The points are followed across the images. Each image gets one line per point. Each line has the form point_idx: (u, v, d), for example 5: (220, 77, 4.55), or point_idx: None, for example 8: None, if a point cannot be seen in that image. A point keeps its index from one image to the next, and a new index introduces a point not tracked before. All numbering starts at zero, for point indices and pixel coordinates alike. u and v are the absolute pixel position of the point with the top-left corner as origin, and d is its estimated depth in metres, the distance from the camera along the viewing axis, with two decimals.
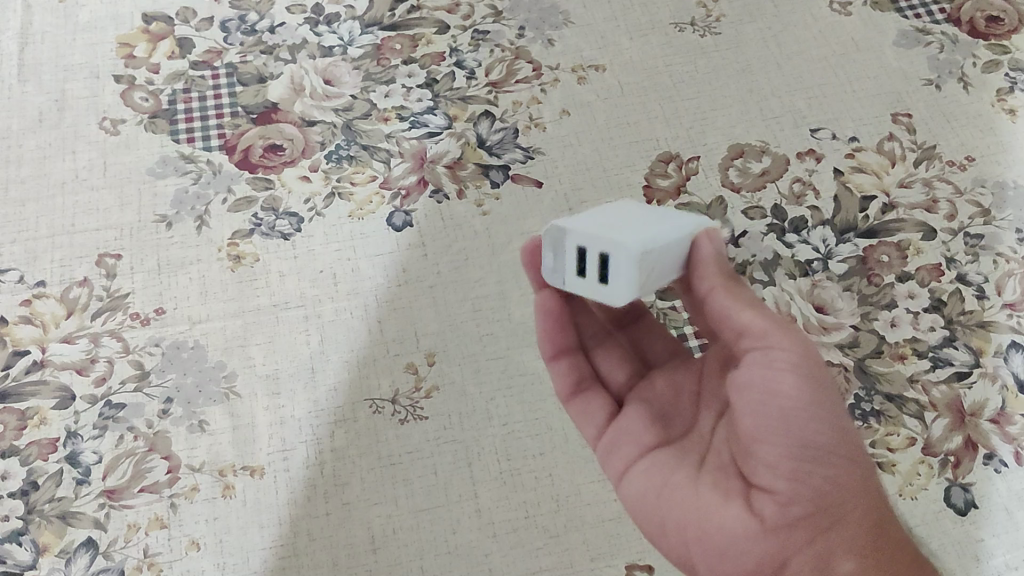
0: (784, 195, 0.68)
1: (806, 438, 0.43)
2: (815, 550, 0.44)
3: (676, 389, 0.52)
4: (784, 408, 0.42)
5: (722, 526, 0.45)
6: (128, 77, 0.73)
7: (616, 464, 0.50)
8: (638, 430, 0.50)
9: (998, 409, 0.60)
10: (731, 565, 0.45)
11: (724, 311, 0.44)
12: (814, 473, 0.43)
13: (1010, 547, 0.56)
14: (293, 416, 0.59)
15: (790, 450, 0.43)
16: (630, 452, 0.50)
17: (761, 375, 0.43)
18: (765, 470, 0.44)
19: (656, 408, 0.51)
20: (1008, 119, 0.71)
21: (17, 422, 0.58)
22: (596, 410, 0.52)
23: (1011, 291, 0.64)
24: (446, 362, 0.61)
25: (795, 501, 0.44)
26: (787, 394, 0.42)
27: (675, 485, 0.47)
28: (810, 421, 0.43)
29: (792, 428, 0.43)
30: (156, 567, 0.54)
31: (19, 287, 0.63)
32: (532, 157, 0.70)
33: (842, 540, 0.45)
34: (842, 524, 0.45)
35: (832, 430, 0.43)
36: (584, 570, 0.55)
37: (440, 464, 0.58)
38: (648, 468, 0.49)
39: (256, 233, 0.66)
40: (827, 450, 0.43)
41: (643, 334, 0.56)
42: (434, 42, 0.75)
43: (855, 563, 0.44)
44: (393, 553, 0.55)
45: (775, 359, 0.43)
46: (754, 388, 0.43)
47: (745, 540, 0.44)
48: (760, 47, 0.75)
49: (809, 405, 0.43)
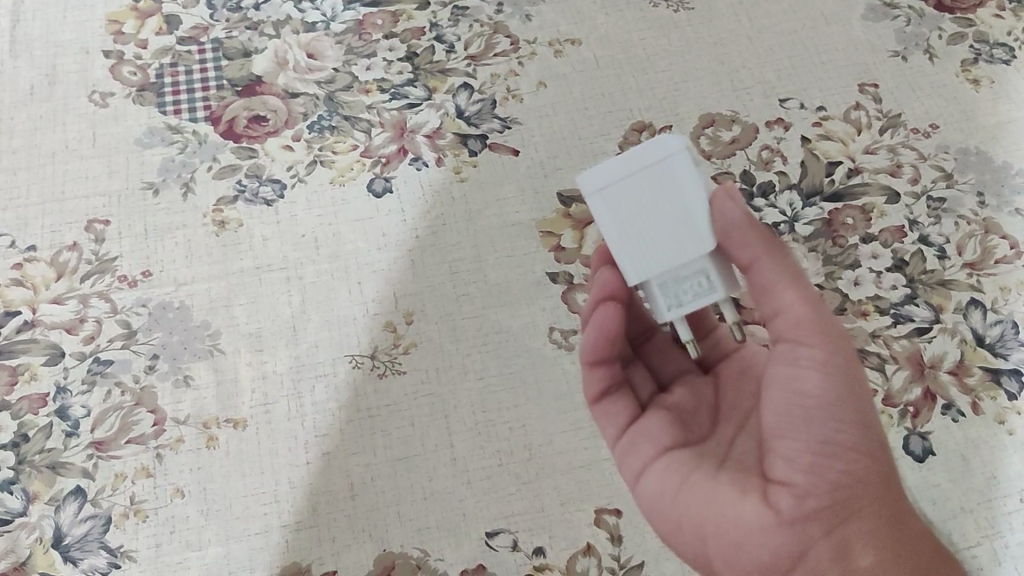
0: (753, 161, 0.70)
1: (826, 434, 0.44)
2: (833, 542, 0.44)
3: (696, 397, 0.53)
4: (807, 405, 0.44)
5: (740, 518, 0.45)
6: (117, 53, 0.75)
7: (632, 465, 0.50)
8: (656, 431, 0.50)
9: (956, 361, 0.62)
10: (746, 559, 0.45)
11: (767, 286, 0.44)
12: (833, 466, 0.44)
13: (966, 492, 0.58)
14: (275, 371, 0.61)
15: (809, 444, 0.44)
16: (647, 453, 0.50)
17: (789, 371, 0.44)
18: (784, 462, 0.45)
19: (677, 414, 0.52)
20: (972, 88, 0.74)
21: (8, 378, 0.60)
22: (618, 411, 0.51)
23: (971, 251, 0.66)
24: (423, 321, 0.63)
25: (811, 494, 0.44)
26: (812, 392, 0.44)
27: (692, 483, 0.48)
28: (830, 417, 0.44)
29: (814, 425, 0.44)
30: (142, 513, 0.56)
31: (10, 251, 0.65)
32: (509, 127, 0.72)
33: (860, 530, 0.45)
34: (860, 516, 0.45)
35: (855, 427, 0.44)
36: (555, 513, 0.57)
37: (417, 416, 0.60)
38: (666, 468, 0.49)
39: (240, 200, 0.68)
40: (848, 446, 0.44)
41: (658, 346, 0.55)
42: (415, 17, 0.77)
43: (874, 555, 0.44)
44: (371, 499, 0.57)
45: (802, 356, 0.44)
46: (783, 382, 0.44)
47: (762, 531, 0.45)
48: (731, 22, 0.77)
49: (833, 403, 0.44)
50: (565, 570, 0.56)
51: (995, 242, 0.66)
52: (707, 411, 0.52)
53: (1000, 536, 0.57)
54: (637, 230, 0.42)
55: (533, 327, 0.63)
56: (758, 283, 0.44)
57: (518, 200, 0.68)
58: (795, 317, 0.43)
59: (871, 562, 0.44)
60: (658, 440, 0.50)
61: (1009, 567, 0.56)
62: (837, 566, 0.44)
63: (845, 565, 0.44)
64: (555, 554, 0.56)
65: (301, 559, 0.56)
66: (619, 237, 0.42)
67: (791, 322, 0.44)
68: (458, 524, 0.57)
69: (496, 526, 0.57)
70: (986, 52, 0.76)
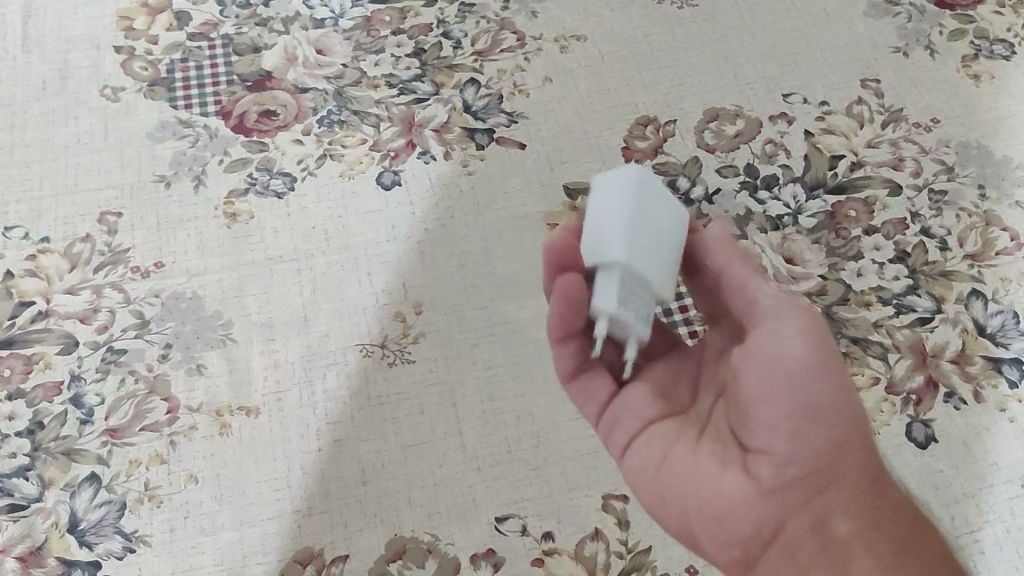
0: (757, 155, 0.71)
1: (806, 399, 0.46)
2: (812, 511, 0.47)
3: (676, 373, 0.54)
4: (788, 371, 0.46)
5: (722, 489, 0.48)
6: (128, 48, 0.76)
7: (618, 439, 0.52)
8: (641, 406, 0.52)
9: (958, 350, 0.63)
10: (729, 530, 0.47)
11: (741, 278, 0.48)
12: (815, 431, 0.46)
13: (968, 477, 0.59)
14: (287, 360, 0.62)
15: (791, 409, 0.46)
16: (632, 426, 0.51)
17: (768, 339, 0.47)
18: (764, 430, 0.47)
19: (658, 386, 0.53)
20: (972, 83, 0.75)
21: (23, 366, 0.61)
22: (596, 390, 0.52)
23: (973, 243, 0.67)
24: (432, 311, 0.64)
25: (792, 462, 0.47)
26: (791, 357, 0.46)
27: (676, 457, 0.50)
28: (810, 384, 0.46)
29: (793, 390, 0.46)
30: (156, 498, 0.57)
31: (24, 242, 0.66)
32: (515, 121, 0.73)
33: (839, 500, 0.47)
34: (840, 484, 0.47)
35: (833, 392, 0.47)
36: (562, 499, 0.58)
37: (426, 404, 0.61)
38: (650, 442, 0.51)
39: (251, 192, 0.69)
40: (827, 411, 0.46)
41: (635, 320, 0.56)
42: (422, 14, 0.78)
43: (852, 523, 0.46)
44: (382, 485, 0.58)
45: (783, 327, 0.47)
46: (759, 351, 0.47)
47: (744, 501, 0.47)
48: (735, 19, 0.78)
49: (812, 367, 0.46)
50: (573, 554, 0.56)
51: (995, 235, 0.67)
52: (690, 382, 0.54)
53: (1001, 521, 0.58)
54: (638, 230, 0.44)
55: (541, 318, 0.64)
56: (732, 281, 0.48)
57: (525, 193, 0.69)
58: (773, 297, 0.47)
59: (849, 530, 0.46)
60: (642, 414, 0.51)
61: (1010, 551, 0.57)
62: (817, 536, 0.46)
63: (824, 534, 0.46)
64: (563, 538, 0.57)
65: (312, 543, 0.56)
66: (626, 219, 0.44)
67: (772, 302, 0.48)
68: (468, 509, 0.58)
69: (506, 511, 0.57)
70: (986, 49, 0.77)
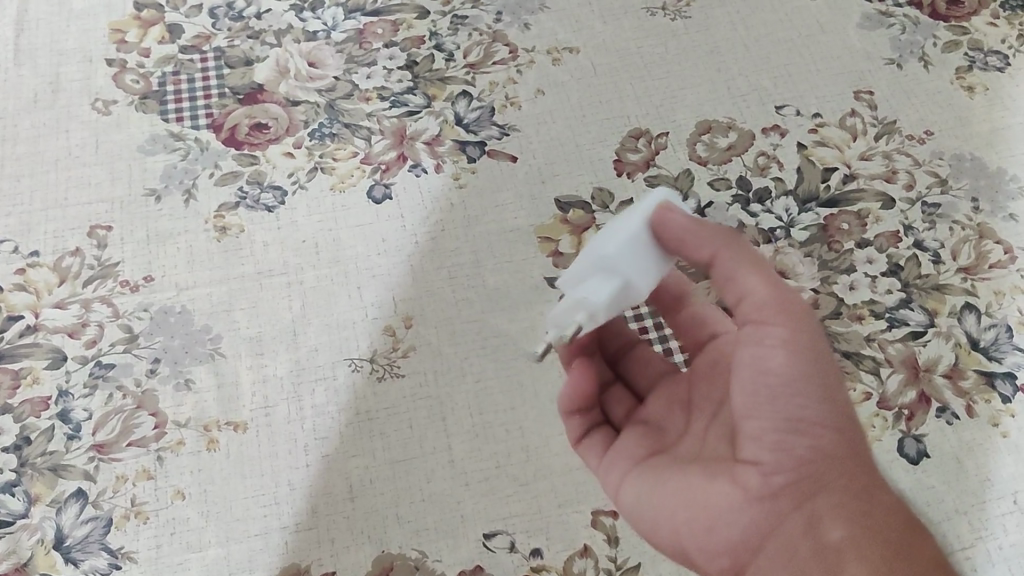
0: (750, 167, 0.70)
1: (791, 412, 0.45)
2: (803, 515, 0.45)
3: (670, 403, 0.53)
4: (772, 385, 0.45)
5: (710, 500, 0.47)
6: (120, 61, 0.75)
7: (613, 478, 0.52)
8: (631, 446, 0.52)
9: (951, 364, 0.62)
10: (718, 539, 0.47)
11: (732, 275, 0.46)
12: (799, 441, 0.45)
13: (961, 493, 0.58)
14: (276, 375, 0.62)
15: (777, 422, 0.45)
16: (626, 465, 0.51)
17: (754, 354, 0.45)
18: (752, 443, 0.46)
19: (654, 425, 0.53)
20: (966, 95, 0.74)
21: (11, 382, 0.61)
22: (596, 442, 0.53)
23: (966, 256, 0.67)
24: (422, 325, 0.64)
25: (779, 471, 0.45)
26: (777, 370, 0.45)
27: (667, 480, 0.49)
28: (796, 396, 0.45)
29: (780, 402, 0.45)
30: (143, 515, 0.57)
31: (14, 256, 0.66)
32: (507, 134, 0.72)
33: (830, 504, 0.45)
34: (828, 490, 0.45)
35: (820, 401, 0.45)
36: (551, 515, 0.58)
37: (415, 419, 0.60)
38: (643, 473, 0.50)
39: (241, 206, 0.68)
40: (813, 422, 0.45)
41: (638, 360, 0.57)
42: (415, 26, 0.78)
43: (845, 530, 0.44)
44: (370, 501, 0.58)
45: (767, 336, 0.45)
46: (746, 364, 0.45)
47: (731, 510, 0.46)
48: (728, 30, 0.78)
49: (797, 380, 0.45)
50: (562, 572, 0.56)
51: (988, 248, 0.67)
52: (683, 407, 0.52)
53: (994, 538, 0.57)
54: (670, 248, 0.45)
55: (530, 331, 0.64)
56: (725, 277, 0.46)
57: (516, 207, 0.69)
58: (753, 303, 0.45)
59: (842, 537, 0.44)
60: (633, 454, 0.51)
61: (1002, 567, 0.56)
62: (810, 541, 0.45)
63: (818, 540, 0.44)
64: (551, 555, 0.57)
65: (300, 560, 0.56)
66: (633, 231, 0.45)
67: (755, 307, 0.45)
68: (456, 525, 0.57)
69: (494, 527, 0.57)
70: (981, 60, 0.76)
